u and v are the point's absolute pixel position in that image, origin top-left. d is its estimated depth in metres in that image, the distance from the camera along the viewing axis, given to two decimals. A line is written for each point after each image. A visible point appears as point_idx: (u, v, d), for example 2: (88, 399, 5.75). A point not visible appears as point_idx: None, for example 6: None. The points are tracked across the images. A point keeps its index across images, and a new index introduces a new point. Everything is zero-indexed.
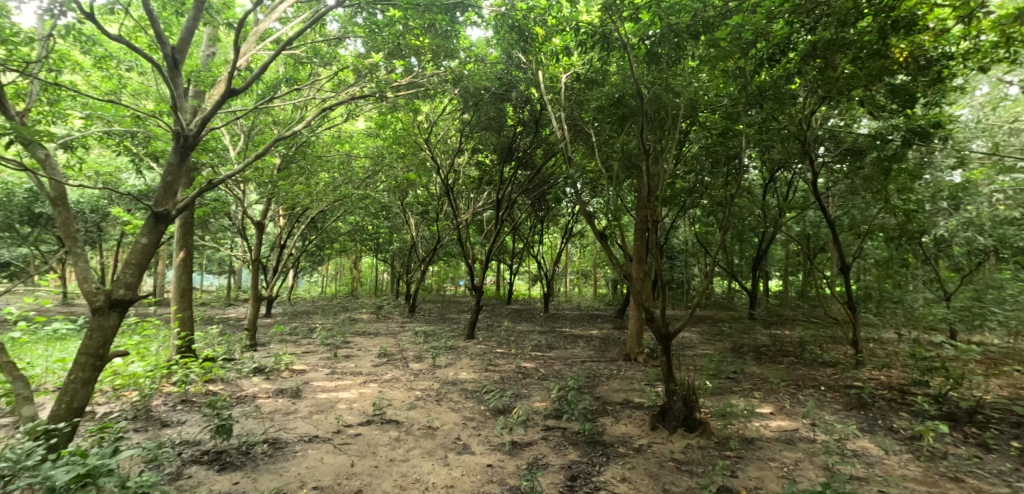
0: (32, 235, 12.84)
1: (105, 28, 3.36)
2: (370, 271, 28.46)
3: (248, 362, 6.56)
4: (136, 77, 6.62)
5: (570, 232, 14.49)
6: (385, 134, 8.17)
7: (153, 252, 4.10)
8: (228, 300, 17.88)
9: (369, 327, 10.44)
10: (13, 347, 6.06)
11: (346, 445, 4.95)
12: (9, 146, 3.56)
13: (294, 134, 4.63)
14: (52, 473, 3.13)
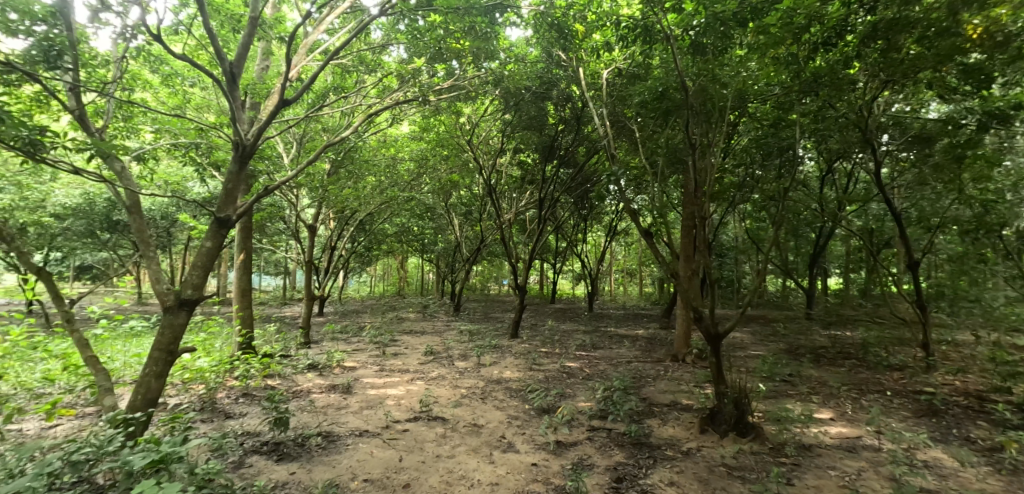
0: (111, 241, 13.82)
1: (170, 48, 3.64)
2: (416, 270, 29.12)
3: (303, 360, 6.88)
4: (198, 92, 7.06)
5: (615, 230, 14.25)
6: (429, 137, 8.33)
7: (216, 255, 4.39)
8: (285, 299, 18.78)
9: (415, 326, 10.67)
10: (96, 342, 6.61)
11: (395, 440, 5.11)
12: (90, 159, 3.95)
13: (342, 141, 4.85)
14: (131, 458, 3.42)
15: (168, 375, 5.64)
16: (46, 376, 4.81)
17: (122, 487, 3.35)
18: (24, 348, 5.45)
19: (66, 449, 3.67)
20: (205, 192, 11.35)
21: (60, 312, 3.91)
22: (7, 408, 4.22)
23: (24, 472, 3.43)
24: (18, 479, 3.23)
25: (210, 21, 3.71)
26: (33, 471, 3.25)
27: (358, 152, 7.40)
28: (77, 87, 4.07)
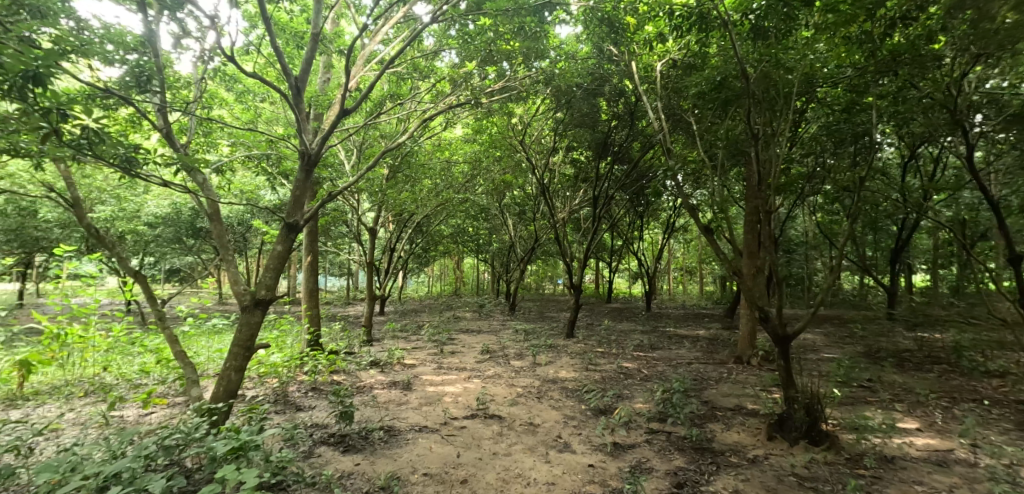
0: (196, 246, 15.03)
1: (243, 66, 3.95)
2: (472, 270, 29.60)
3: (366, 357, 7.20)
4: (267, 107, 7.56)
5: (672, 228, 13.80)
6: (482, 139, 8.44)
7: (287, 257, 4.69)
8: (349, 299, 19.69)
9: (470, 325, 10.86)
10: (184, 339, 7.21)
11: (453, 436, 5.23)
12: (177, 173, 4.36)
13: (399, 146, 5.05)
14: (215, 445, 3.73)
15: (246, 369, 6.09)
16: (143, 369, 5.32)
17: (207, 470, 3.67)
18: (123, 343, 6.04)
19: (160, 435, 4.07)
20: (275, 199, 12.09)
21: (153, 310, 4.35)
22: (112, 397, 4.71)
23: (125, 453, 3.83)
24: (121, 460, 3.62)
25: (275, 38, 3.96)
26: (133, 454, 3.63)
27: (415, 156, 7.67)
28: (164, 108, 4.54)
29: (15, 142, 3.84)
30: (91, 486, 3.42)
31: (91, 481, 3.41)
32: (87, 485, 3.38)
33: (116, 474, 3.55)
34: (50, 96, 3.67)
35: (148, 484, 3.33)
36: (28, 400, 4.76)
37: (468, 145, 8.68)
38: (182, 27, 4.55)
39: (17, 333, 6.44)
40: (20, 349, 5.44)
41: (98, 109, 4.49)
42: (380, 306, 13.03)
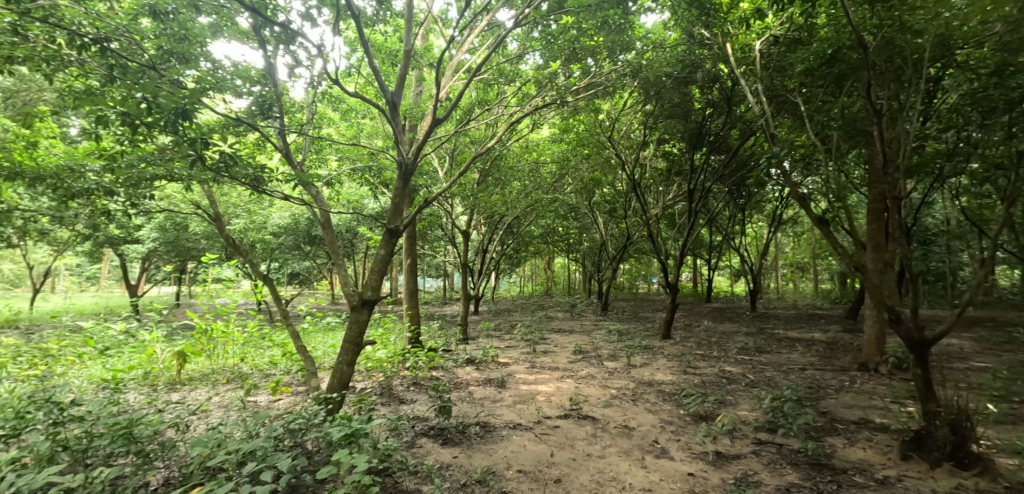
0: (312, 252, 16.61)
1: (344, 88, 4.33)
2: (563, 270, 29.49)
3: (462, 355, 7.52)
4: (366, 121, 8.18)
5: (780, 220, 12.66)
6: (569, 138, 8.39)
7: (388, 260, 5.07)
8: (444, 300, 20.63)
9: (561, 325, 10.84)
10: (304, 334, 8.06)
11: (546, 435, 5.27)
12: (295, 188, 4.92)
13: (487, 151, 5.22)
14: (331, 431, 4.15)
15: (356, 364, 6.65)
16: (272, 361, 6.07)
17: (325, 453, 4.08)
18: (255, 337, 6.91)
19: (286, 419, 4.62)
20: (377, 207, 12.98)
21: (278, 309, 4.93)
22: (248, 385, 5.44)
23: (259, 433, 4.38)
24: (256, 439, 4.14)
25: (374, 59, 4.31)
26: (266, 435, 4.15)
27: (503, 160, 7.87)
28: (282, 131, 5.15)
29: (170, 169, 4.57)
30: (234, 460, 3.98)
31: (234, 455, 3.95)
32: (230, 459, 3.92)
33: (253, 451, 4.09)
34: (196, 128, 4.33)
35: (276, 462, 3.79)
36: (186, 384, 5.65)
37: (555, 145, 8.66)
38: (294, 58, 5.14)
39: (175, 326, 7.60)
40: (178, 341, 6.44)
41: (230, 136, 5.20)
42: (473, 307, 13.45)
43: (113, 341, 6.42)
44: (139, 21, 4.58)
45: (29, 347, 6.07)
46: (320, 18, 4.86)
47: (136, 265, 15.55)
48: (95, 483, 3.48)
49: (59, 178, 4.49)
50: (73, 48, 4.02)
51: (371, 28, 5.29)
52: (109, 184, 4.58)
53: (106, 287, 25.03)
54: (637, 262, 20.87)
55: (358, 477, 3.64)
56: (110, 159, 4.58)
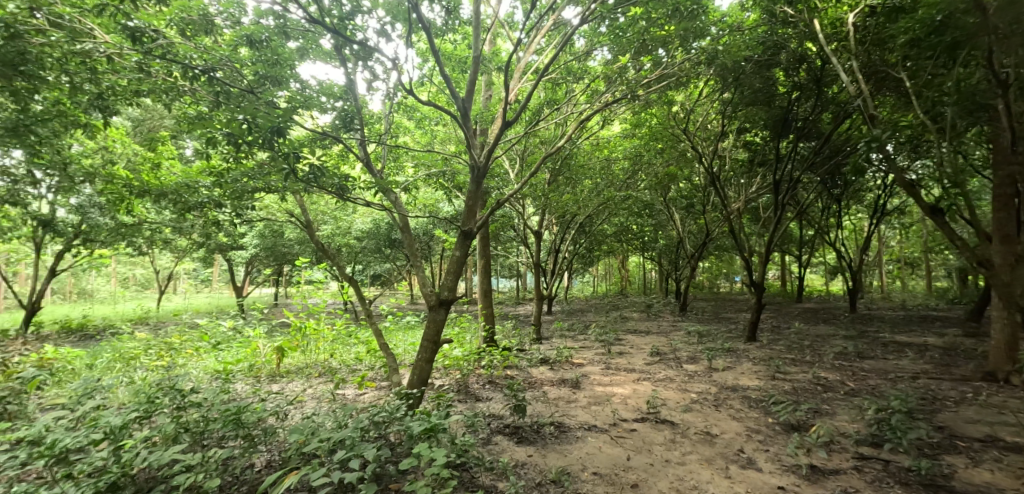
0: (392, 254, 17.47)
1: (418, 96, 4.48)
2: (638, 269, 28.59)
3: (536, 354, 7.55)
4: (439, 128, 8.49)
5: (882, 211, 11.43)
6: (642, 132, 8.13)
7: (462, 261, 5.22)
8: (516, 299, 20.78)
9: (636, 326, 10.52)
10: (387, 332, 8.52)
11: (622, 438, 5.14)
12: (375, 195, 5.20)
13: (557, 150, 5.17)
14: (412, 424, 4.35)
15: (434, 361, 6.91)
16: (357, 357, 6.51)
17: (406, 446, 4.28)
18: (343, 334, 7.43)
19: (372, 412, 4.90)
20: (451, 210, 13.37)
21: (363, 308, 5.25)
22: (337, 378, 5.89)
23: (347, 424, 4.70)
24: (345, 429, 4.45)
25: (444, 68, 4.46)
26: (353, 426, 4.44)
27: (573, 158, 7.80)
28: (363, 142, 5.49)
29: (267, 182, 5.04)
30: (326, 448, 4.31)
31: (326, 443, 4.27)
32: (322, 446, 4.24)
33: (342, 440, 4.39)
34: (288, 143, 4.78)
35: (363, 451, 4.05)
36: (284, 377, 6.22)
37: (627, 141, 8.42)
38: (372, 73, 5.46)
39: (273, 323, 8.37)
40: (277, 338, 7.09)
41: (318, 148, 5.63)
42: (545, 307, 13.40)
43: (223, 337, 7.20)
44: (239, 51, 5.10)
45: (158, 341, 6.97)
46: (394, 34, 5.12)
47: (241, 268, 17.17)
48: (211, 462, 3.93)
49: (179, 195, 5.15)
50: (186, 79, 4.57)
51: (441, 38, 5.48)
52: (218, 197, 5.17)
53: (216, 289, 27.87)
54: (716, 260, 19.63)
55: (437, 469, 3.80)
56: (218, 176, 5.16)
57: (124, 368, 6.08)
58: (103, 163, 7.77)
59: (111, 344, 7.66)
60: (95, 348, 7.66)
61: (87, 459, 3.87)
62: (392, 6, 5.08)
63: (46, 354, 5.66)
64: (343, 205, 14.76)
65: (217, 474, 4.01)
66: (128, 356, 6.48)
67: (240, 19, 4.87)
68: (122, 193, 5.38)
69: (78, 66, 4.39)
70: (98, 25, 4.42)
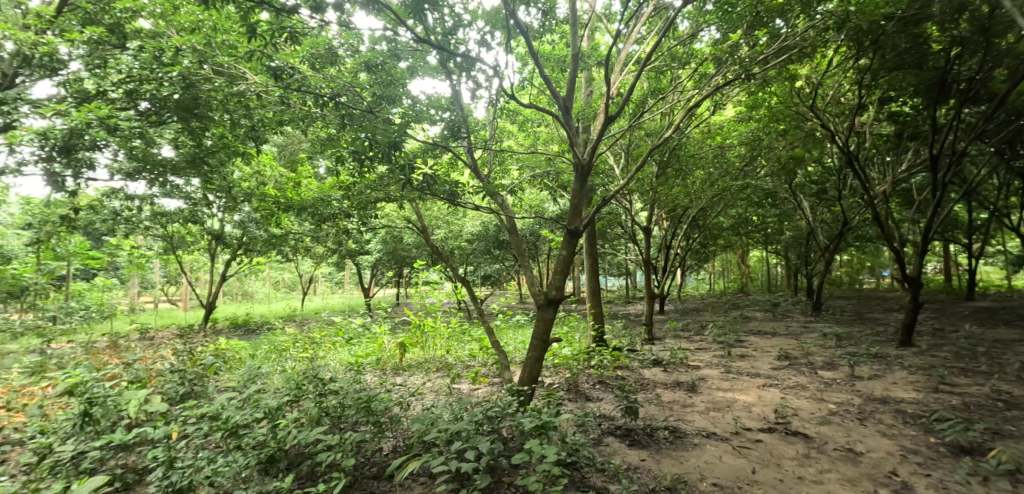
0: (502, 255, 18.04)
1: (519, 100, 4.56)
2: (760, 265, 26.20)
3: (648, 355, 7.27)
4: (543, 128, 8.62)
5: None
6: (760, 114, 7.44)
7: (569, 261, 5.16)
8: (626, 298, 20.13)
9: (763, 327, 9.62)
10: (499, 330, 8.86)
11: (746, 449, 4.71)
12: (482, 199, 5.34)
13: (666, 141, 4.91)
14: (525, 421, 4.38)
15: (543, 360, 7.00)
16: (471, 354, 6.87)
17: (518, 442, 4.38)
18: (457, 332, 7.90)
19: (485, 406, 5.03)
20: (556, 210, 13.44)
21: (475, 307, 5.47)
22: (453, 373, 6.28)
23: (462, 416, 4.93)
24: (461, 422, 4.66)
25: (543, 69, 4.49)
26: (469, 419, 4.63)
27: (682, 149, 7.46)
28: (469, 149, 5.74)
29: (387, 192, 5.53)
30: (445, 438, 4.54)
31: (444, 434, 4.53)
32: (440, 436, 4.50)
33: (458, 432, 4.60)
34: (404, 156, 5.20)
35: (477, 443, 4.23)
36: (406, 370, 6.79)
37: (744, 126, 7.78)
38: (476, 82, 5.65)
39: (396, 321, 9.18)
40: (399, 334, 7.77)
41: (430, 158, 6.01)
42: (658, 306, 12.78)
43: (354, 333, 8.09)
44: (359, 76, 5.66)
45: (303, 336, 8.00)
46: (493, 42, 5.26)
47: (368, 271, 18.90)
48: (346, 444, 4.40)
49: (316, 208, 5.91)
50: (316, 107, 5.18)
51: (539, 40, 5.53)
52: (346, 209, 5.81)
53: (348, 289, 31.12)
54: (859, 253, 17.24)
55: (546, 467, 3.83)
56: (346, 189, 5.78)
57: (277, 358, 7.07)
58: (257, 185, 9.12)
59: (268, 338, 8.93)
60: (256, 341, 9.01)
61: (252, 433, 4.55)
62: (491, 15, 5.27)
63: (221, 345, 6.77)
64: (454, 210, 15.60)
65: (352, 455, 4.48)
66: (281, 349, 7.53)
67: (358, 48, 5.47)
68: (271, 209, 6.28)
69: (235, 105, 5.27)
70: (248, 67, 5.22)
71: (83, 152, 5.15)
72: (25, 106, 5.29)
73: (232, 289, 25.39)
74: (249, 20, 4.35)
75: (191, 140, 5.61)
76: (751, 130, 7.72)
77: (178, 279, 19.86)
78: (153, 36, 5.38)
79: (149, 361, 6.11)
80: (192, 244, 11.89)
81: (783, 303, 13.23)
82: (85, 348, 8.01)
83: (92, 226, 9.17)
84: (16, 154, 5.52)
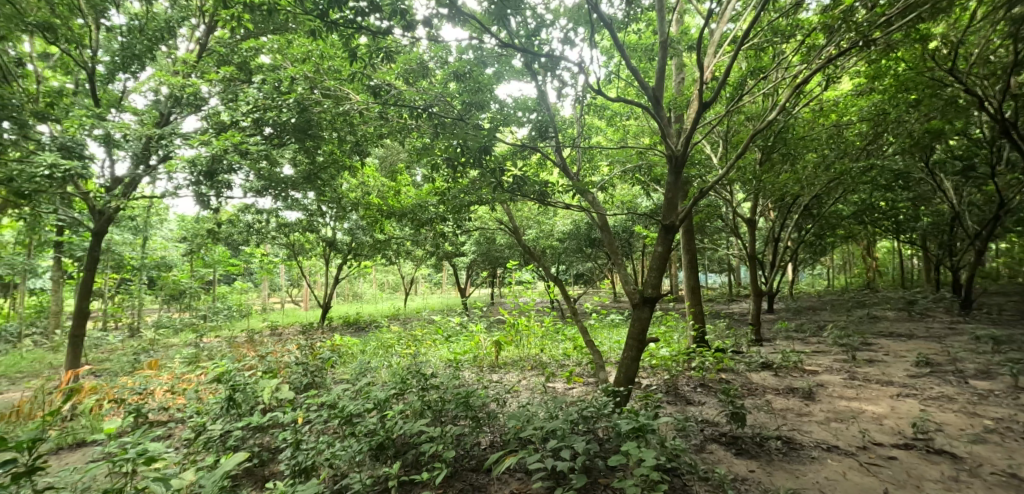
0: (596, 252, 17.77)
1: (604, 95, 4.40)
2: (891, 257, 23.24)
3: (757, 357, 6.73)
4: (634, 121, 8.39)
5: None
6: (883, 86, 6.59)
7: (665, 257, 4.75)
8: (732, 296, 18.81)
9: (896, 330, 8.61)
10: (593, 329, 8.84)
11: (877, 467, 4.14)
12: (574, 197, 5.21)
13: (770, 124, 4.46)
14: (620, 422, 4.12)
15: (640, 360, 6.85)
16: (565, 353, 6.93)
17: (613, 443, 4.10)
18: (551, 331, 8.01)
19: (579, 405, 4.85)
20: (649, 205, 13.02)
21: (568, 306, 5.39)
22: (548, 372, 6.36)
23: (558, 415, 4.78)
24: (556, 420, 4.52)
25: (628, 61, 4.30)
26: (564, 417, 4.48)
27: (789, 131, 7.02)
28: (557, 148, 5.70)
29: (479, 195, 5.61)
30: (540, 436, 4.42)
31: (539, 431, 4.37)
32: (536, 433, 4.38)
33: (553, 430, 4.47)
34: (493, 159, 5.22)
35: (573, 443, 4.11)
36: (502, 368, 7.04)
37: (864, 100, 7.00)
38: (561, 81, 5.48)
39: (491, 320, 9.50)
40: (495, 333, 8.09)
41: (519, 160, 6.10)
42: (766, 305, 11.74)
43: (452, 331, 8.58)
44: (448, 86, 5.90)
45: (407, 334, 8.66)
46: (577, 38, 5.10)
47: (464, 272, 19.68)
48: (447, 435, 4.60)
49: (415, 214, 6.35)
50: (412, 118, 5.47)
51: (624, 31, 5.34)
52: (443, 213, 6.10)
53: (446, 289, 32.75)
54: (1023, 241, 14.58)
55: (644, 473, 3.64)
56: (441, 195, 6.05)
57: (384, 354, 7.69)
58: (362, 195, 9.97)
59: (376, 336, 9.73)
60: (365, 338, 9.85)
61: (363, 422, 4.91)
62: (573, 12, 5.15)
63: (336, 341, 7.52)
64: (544, 209, 15.66)
65: (453, 446, 4.66)
66: (388, 345, 8.18)
67: (447, 59, 5.76)
68: (375, 216, 6.87)
69: (341, 124, 5.83)
70: (351, 88, 5.71)
71: (223, 175, 6.02)
72: (178, 138, 6.31)
73: (345, 290, 27.82)
74: (350, 44, 4.73)
75: (305, 158, 6.50)
76: (872, 104, 6.96)
77: (300, 282, 22.23)
78: (272, 69, 6.14)
79: (279, 355, 6.99)
80: (311, 251, 13.25)
81: (923, 300, 11.55)
82: (228, 343, 9.26)
83: (232, 237, 10.67)
84: (173, 179, 6.63)
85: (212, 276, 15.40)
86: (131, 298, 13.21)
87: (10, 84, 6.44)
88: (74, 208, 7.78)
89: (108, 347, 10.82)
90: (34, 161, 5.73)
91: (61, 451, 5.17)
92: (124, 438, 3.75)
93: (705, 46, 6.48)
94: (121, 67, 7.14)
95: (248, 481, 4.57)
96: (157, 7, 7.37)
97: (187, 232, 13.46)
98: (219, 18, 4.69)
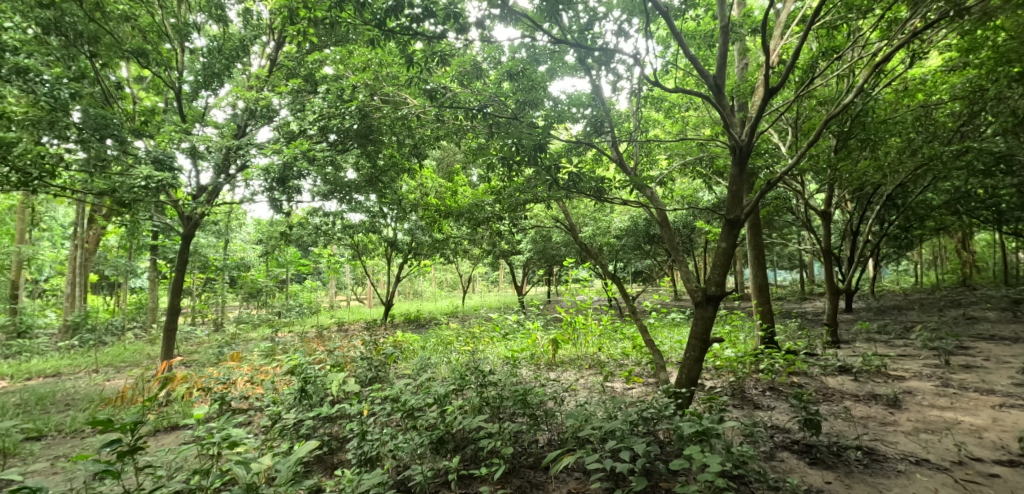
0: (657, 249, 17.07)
1: (662, 83, 4.21)
2: (992, 251, 21.04)
3: (834, 360, 6.26)
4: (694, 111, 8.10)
5: None
6: (982, 58, 5.88)
7: (730, 254, 4.41)
8: (805, 294, 17.66)
9: (999, 333, 7.79)
10: (652, 328, 8.60)
11: (977, 485, 3.73)
12: (631, 191, 4.99)
13: (845, 106, 4.12)
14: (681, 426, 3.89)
15: (703, 361, 6.59)
16: (624, 353, 6.90)
17: (676, 446, 3.91)
18: (609, 329, 8.00)
19: (639, 406, 4.61)
20: (711, 199, 12.44)
21: (626, 305, 5.18)
22: (606, 371, 6.28)
23: (617, 415, 4.52)
24: (615, 420, 4.28)
25: (686, 50, 4.11)
26: (623, 418, 4.27)
27: (869, 114, 6.65)
28: (614, 142, 5.56)
29: (535, 193, 5.47)
30: (599, 435, 4.26)
31: (597, 432, 4.23)
32: (594, 434, 4.20)
33: (612, 432, 4.27)
34: (549, 157, 5.11)
35: (633, 443, 3.85)
36: (560, 366, 7.07)
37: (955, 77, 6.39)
38: (615, 74, 5.31)
39: (547, 318, 9.47)
40: (550, 331, 8.11)
41: (574, 157, 5.99)
42: (845, 304, 10.83)
43: (508, 329, 8.72)
44: (501, 86, 5.91)
45: (465, 331, 8.93)
46: (632, 30, 4.87)
47: (519, 270, 19.79)
48: (505, 432, 4.57)
49: (472, 213, 6.49)
50: (467, 120, 5.51)
51: (680, 19, 5.12)
52: (498, 212, 6.13)
53: (502, 287, 33.08)
54: None
55: (710, 480, 3.44)
56: (497, 194, 6.05)
57: (443, 351, 7.91)
58: (420, 196, 10.29)
59: (433, 333, 10.06)
60: (425, 335, 10.24)
61: (424, 416, 4.97)
62: (628, 2, 4.95)
63: (398, 338, 7.89)
64: (601, 206, 15.31)
65: (511, 443, 4.64)
66: (447, 342, 8.42)
67: (500, 59, 5.83)
68: (435, 217, 7.35)
69: (400, 130, 6.10)
70: (409, 93, 5.94)
71: (293, 180, 6.69)
72: (253, 148, 6.95)
73: (405, 288, 28.80)
74: (407, 51, 4.86)
75: (367, 163, 6.93)
76: (966, 80, 6.39)
77: (363, 280, 23.31)
78: (337, 79, 6.52)
79: (345, 350, 7.41)
80: (373, 250, 13.87)
81: None
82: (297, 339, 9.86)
83: (303, 239, 11.41)
84: (250, 186, 7.21)
85: (285, 276, 16.47)
86: (216, 296, 14.57)
87: (111, 106, 7.20)
88: (165, 216, 8.55)
89: (196, 341, 12.06)
90: (133, 174, 6.40)
91: (157, 433, 5.80)
92: (210, 424, 4.05)
93: (770, 29, 6.12)
94: (203, 85, 7.77)
95: (319, 468, 4.83)
96: (232, 28, 8.03)
97: (262, 234, 14.55)
98: (287, 34, 4.98)
